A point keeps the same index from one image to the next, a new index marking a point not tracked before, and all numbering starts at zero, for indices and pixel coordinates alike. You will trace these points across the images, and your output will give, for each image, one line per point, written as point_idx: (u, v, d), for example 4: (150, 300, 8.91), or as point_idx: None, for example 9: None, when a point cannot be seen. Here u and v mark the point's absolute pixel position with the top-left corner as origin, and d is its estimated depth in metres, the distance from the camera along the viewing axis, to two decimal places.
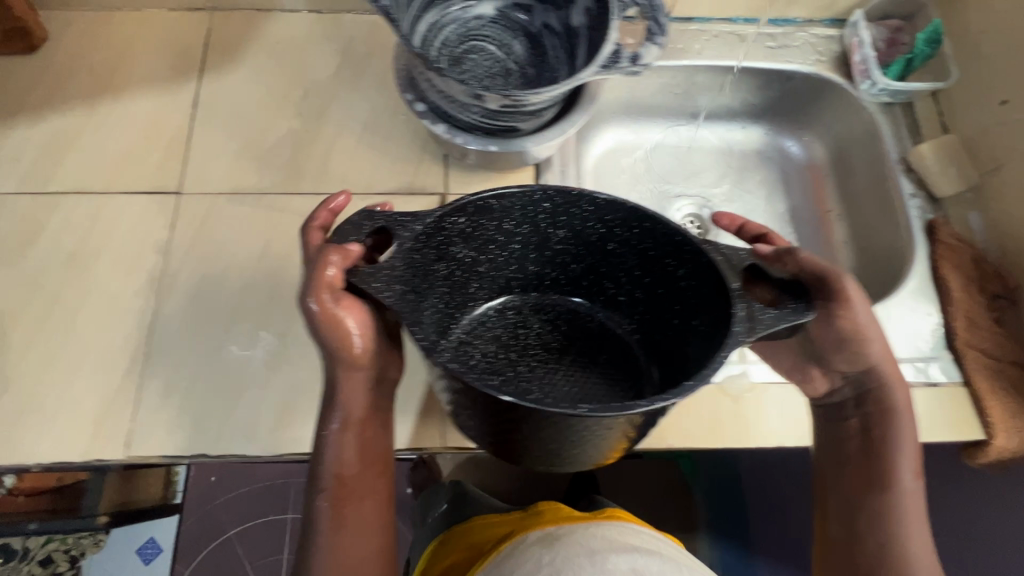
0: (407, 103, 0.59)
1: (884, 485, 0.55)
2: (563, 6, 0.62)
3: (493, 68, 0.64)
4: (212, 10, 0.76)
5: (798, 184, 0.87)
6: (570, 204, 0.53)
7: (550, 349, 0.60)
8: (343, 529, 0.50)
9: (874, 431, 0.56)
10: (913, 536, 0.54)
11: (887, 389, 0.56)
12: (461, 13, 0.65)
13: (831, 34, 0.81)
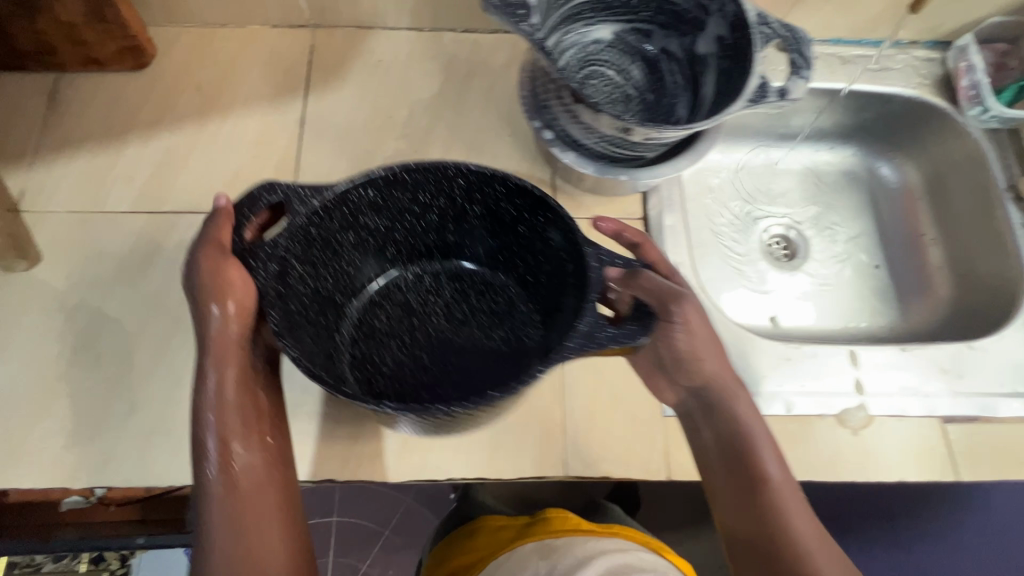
0: (534, 130, 0.59)
1: (761, 479, 0.52)
2: (689, 33, 0.61)
3: (614, 93, 0.64)
4: (314, 27, 0.75)
5: (889, 207, 0.86)
6: (484, 182, 0.54)
7: (453, 319, 0.62)
8: (239, 498, 0.49)
9: (727, 420, 0.54)
10: (802, 525, 0.51)
11: (724, 394, 0.55)
12: (580, 37, 0.64)
13: (933, 56, 0.80)
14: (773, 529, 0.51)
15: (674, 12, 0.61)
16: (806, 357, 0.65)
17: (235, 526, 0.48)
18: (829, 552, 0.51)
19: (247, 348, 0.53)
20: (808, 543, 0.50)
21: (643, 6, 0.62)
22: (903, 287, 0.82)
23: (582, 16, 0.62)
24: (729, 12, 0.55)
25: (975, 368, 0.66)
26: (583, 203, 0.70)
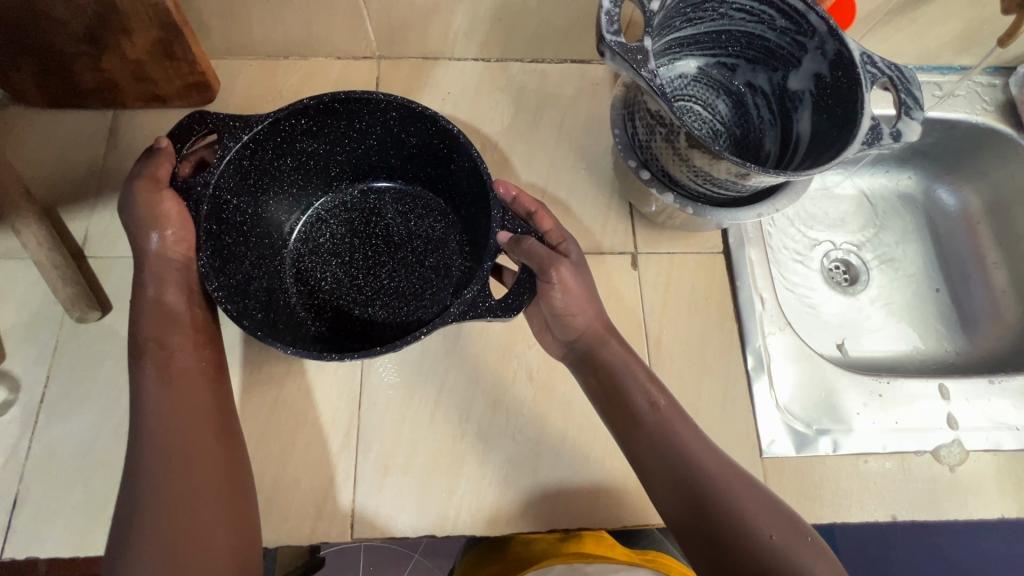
0: (632, 170, 0.58)
1: (644, 412, 0.52)
2: (780, 68, 0.61)
3: (701, 129, 0.63)
4: (379, 58, 0.74)
5: (949, 232, 0.86)
6: (416, 116, 0.56)
7: (390, 242, 0.65)
8: (171, 411, 0.48)
9: (605, 358, 0.54)
10: (698, 448, 0.50)
11: (601, 339, 0.54)
12: (666, 72, 0.63)
13: (995, 82, 0.80)
14: (675, 463, 0.49)
15: (765, 48, 0.60)
16: (898, 392, 0.64)
17: (163, 443, 0.47)
18: (733, 472, 0.50)
19: (188, 272, 0.54)
20: (709, 468, 0.49)
21: (732, 41, 0.61)
22: (964, 307, 0.83)
23: (670, 52, 0.61)
24: (831, 50, 0.54)
25: None
26: (664, 237, 0.69)
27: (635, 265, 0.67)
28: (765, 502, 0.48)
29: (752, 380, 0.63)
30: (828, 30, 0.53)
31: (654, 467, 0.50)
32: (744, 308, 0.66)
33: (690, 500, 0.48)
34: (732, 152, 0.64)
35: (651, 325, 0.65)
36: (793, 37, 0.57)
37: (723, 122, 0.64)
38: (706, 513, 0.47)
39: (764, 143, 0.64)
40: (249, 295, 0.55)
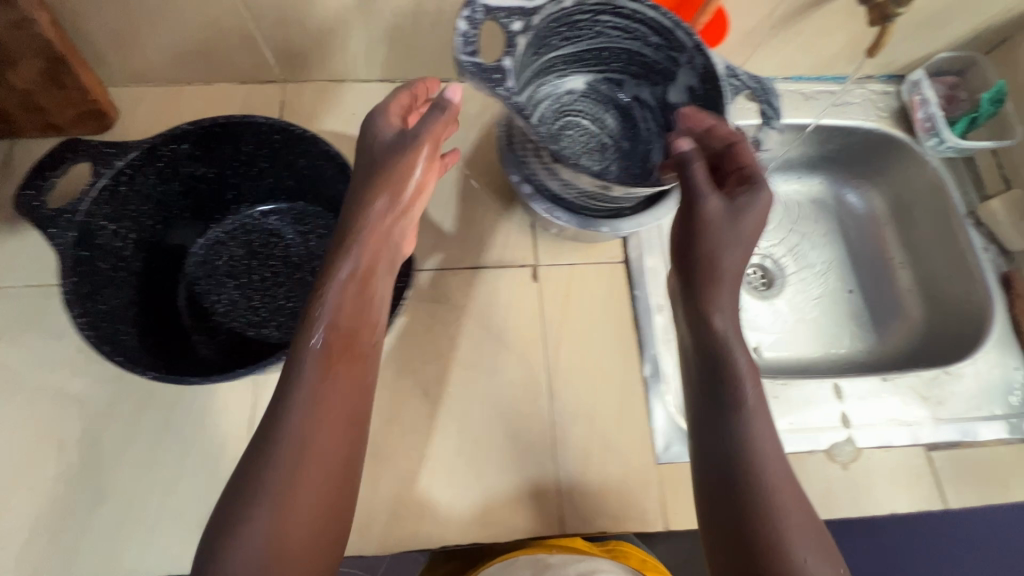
0: (514, 184, 0.60)
1: (732, 398, 0.49)
2: (660, 83, 0.63)
3: (589, 143, 0.65)
4: (284, 82, 0.74)
5: (858, 234, 0.88)
6: (298, 140, 0.57)
7: (290, 262, 0.65)
8: (320, 406, 0.47)
9: (715, 335, 0.51)
10: (769, 457, 0.46)
11: (705, 312, 0.52)
12: (553, 89, 0.65)
13: (888, 90, 0.83)
14: (738, 461, 0.46)
15: (645, 64, 0.62)
16: (792, 397, 0.66)
17: (293, 438, 0.45)
18: (799, 502, 0.45)
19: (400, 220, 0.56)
20: (772, 478, 0.45)
21: (614, 58, 0.63)
22: (878, 310, 0.84)
23: (555, 69, 0.63)
24: (700, 65, 0.56)
25: (952, 391, 0.68)
26: (565, 249, 0.70)
27: (535, 278, 0.68)
28: (819, 547, 0.43)
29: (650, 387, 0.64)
30: (694, 46, 0.56)
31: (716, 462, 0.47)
32: (643, 317, 0.67)
33: (734, 498, 0.45)
34: (621, 163, 0.64)
35: (551, 336, 0.65)
36: (666, 53, 0.59)
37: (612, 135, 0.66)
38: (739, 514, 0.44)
39: (652, 154, 0.65)
40: (126, 321, 0.55)
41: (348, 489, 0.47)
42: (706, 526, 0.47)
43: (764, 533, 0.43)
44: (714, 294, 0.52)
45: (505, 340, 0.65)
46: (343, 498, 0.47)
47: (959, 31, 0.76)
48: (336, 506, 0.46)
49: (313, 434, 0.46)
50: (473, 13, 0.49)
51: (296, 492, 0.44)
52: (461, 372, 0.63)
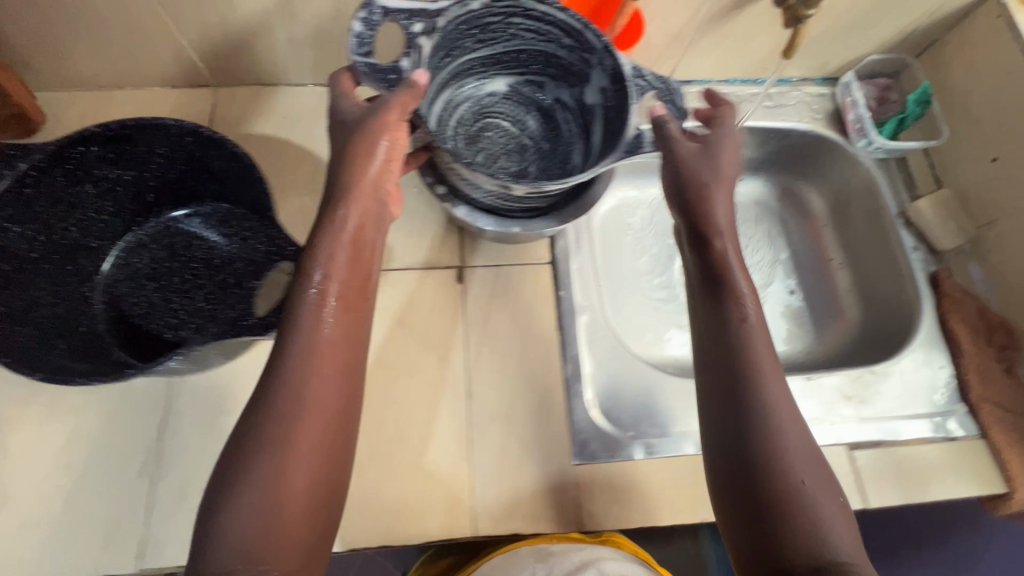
0: (428, 185, 0.61)
1: (731, 323, 0.52)
2: (576, 85, 0.63)
3: (509, 144, 0.66)
4: (216, 86, 0.75)
5: (800, 233, 0.87)
6: (208, 142, 0.57)
7: (212, 264, 0.65)
8: (317, 351, 0.47)
9: (716, 255, 0.55)
10: (768, 379, 0.50)
11: (708, 237, 0.56)
12: (473, 91, 0.66)
13: (824, 92, 0.84)
14: (737, 374, 0.50)
15: (562, 66, 0.62)
16: None
17: (295, 385, 0.46)
18: (799, 423, 0.48)
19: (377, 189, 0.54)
20: (773, 398, 0.49)
21: (532, 60, 0.63)
22: (819, 311, 0.83)
23: (473, 71, 0.64)
24: (609, 66, 0.57)
25: (875, 391, 0.68)
26: (491, 251, 0.70)
27: (459, 279, 0.68)
28: (816, 468, 0.46)
29: (570, 387, 0.64)
30: (602, 48, 0.56)
31: (717, 378, 0.51)
32: (567, 316, 0.67)
33: (739, 415, 0.48)
34: (539, 164, 0.66)
35: (473, 337, 0.65)
36: (579, 55, 0.59)
37: (532, 137, 0.67)
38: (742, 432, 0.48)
39: (572, 155, 0.65)
40: (30, 323, 0.55)
41: (349, 432, 0.48)
42: (710, 442, 0.50)
43: (765, 448, 0.47)
44: (710, 220, 0.56)
45: (426, 341, 0.65)
46: (348, 441, 0.48)
47: (886, 34, 0.76)
48: (343, 448, 0.47)
49: (316, 382, 0.46)
50: (371, 14, 0.50)
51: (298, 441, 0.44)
52: (381, 373, 0.63)
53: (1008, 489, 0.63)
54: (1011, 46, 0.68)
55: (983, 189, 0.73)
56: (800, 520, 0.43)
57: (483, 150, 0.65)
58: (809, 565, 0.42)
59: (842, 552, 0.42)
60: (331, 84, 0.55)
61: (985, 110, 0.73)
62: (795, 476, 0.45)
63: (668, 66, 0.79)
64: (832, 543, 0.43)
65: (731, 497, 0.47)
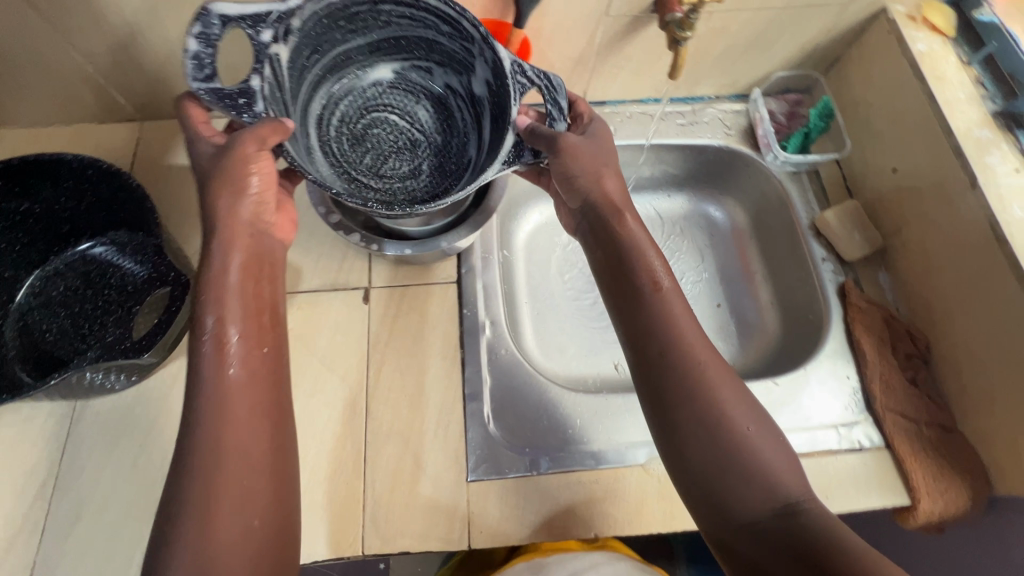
0: (322, 216, 0.62)
1: (641, 293, 0.53)
2: (463, 71, 0.62)
3: (398, 141, 0.63)
4: (142, 121, 0.78)
5: (723, 247, 0.87)
6: (109, 175, 0.61)
7: (124, 292, 0.66)
8: (225, 397, 0.47)
9: (624, 229, 0.55)
10: (690, 340, 0.51)
11: (612, 211, 0.56)
12: (356, 82, 0.64)
13: (737, 108, 0.86)
14: (660, 346, 0.51)
15: (445, 52, 0.61)
16: (618, 407, 0.66)
17: (215, 425, 0.46)
18: (735, 386, 0.50)
19: (258, 237, 0.54)
20: (703, 364, 0.50)
21: (413, 46, 0.62)
22: (744, 324, 0.82)
23: (352, 60, 0.62)
24: (490, 57, 0.57)
25: (780, 404, 0.68)
26: (397, 272, 0.71)
27: (365, 300, 0.69)
28: (749, 409, 0.50)
29: (468, 405, 0.65)
30: (481, 37, 0.56)
31: (642, 354, 0.52)
32: (469, 334, 0.68)
33: (672, 391, 0.50)
34: (432, 160, 0.63)
35: (374, 356, 0.67)
36: (460, 42, 0.59)
37: (424, 130, 0.65)
38: (687, 416, 0.49)
39: (468, 149, 0.63)
40: None
41: (285, 447, 0.50)
42: (656, 433, 0.51)
43: (711, 422, 0.48)
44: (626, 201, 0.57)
45: (328, 362, 0.66)
46: (286, 450, 0.50)
47: (787, 51, 0.78)
48: (283, 461, 0.49)
49: (238, 415, 0.47)
50: (207, 28, 0.50)
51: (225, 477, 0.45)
52: None
53: (913, 500, 0.61)
54: (900, 59, 0.70)
55: (888, 200, 0.73)
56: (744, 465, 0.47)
57: (370, 148, 0.63)
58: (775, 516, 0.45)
59: (793, 492, 0.46)
60: (182, 119, 0.55)
61: (884, 122, 0.73)
62: (741, 438, 0.48)
63: (578, 88, 0.81)
64: (784, 490, 0.46)
65: (689, 479, 0.49)
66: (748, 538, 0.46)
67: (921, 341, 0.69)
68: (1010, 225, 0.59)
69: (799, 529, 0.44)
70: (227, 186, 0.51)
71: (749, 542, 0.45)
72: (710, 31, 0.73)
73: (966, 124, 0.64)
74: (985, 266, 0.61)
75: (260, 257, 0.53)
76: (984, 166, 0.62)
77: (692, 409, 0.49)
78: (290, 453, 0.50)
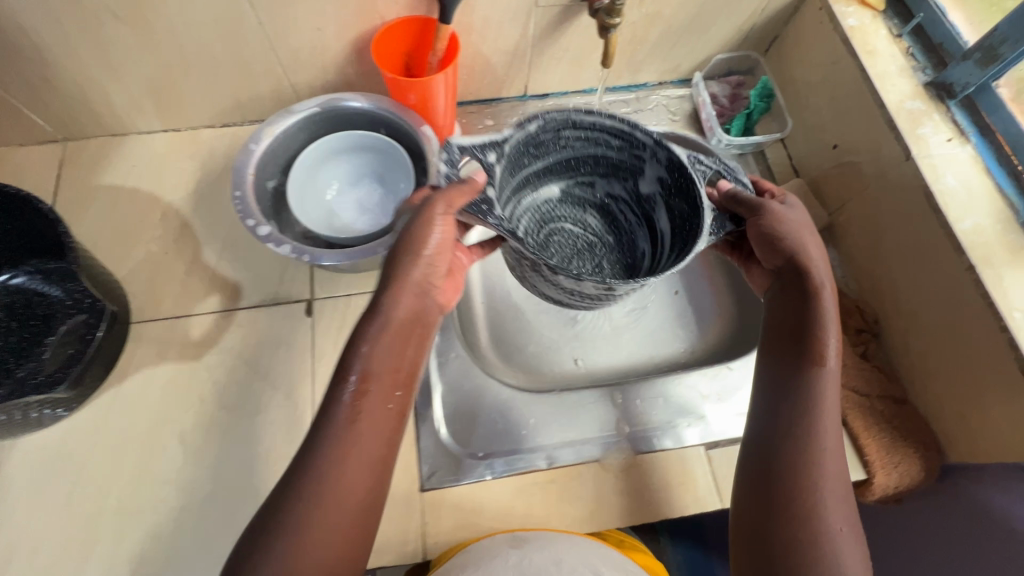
0: (250, 229, 0.59)
1: (811, 362, 0.49)
2: (628, 179, 0.65)
3: (579, 246, 0.68)
4: (65, 141, 0.75)
5: None
6: (19, 203, 0.57)
7: (41, 322, 0.63)
8: (347, 444, 0.43)
9: (814, 297, 0.52)
10: (829, 425, 0.48)
11: (812, 274, 0.53)
12: (533, 200, 0.66)
13: (682, 93, 0.85)
14: (801, 419, 0.48)
15: (613, 164, 0.64)
16: (570, 402, 0.65)
17: (333, 471, 0.42)
18: (846, 479, 0.46)
19: (422, 297, 0.51)
20: (831, 455, 0.46)
21: (581, 163, 0.64)
22: (697, 312, 0.83)
23: (531, 183, 0.64)
24: (663, 157, 0.58)
25: (736, 390, 0.67)
26: (341, 282, 0.70)
27: (307, 312, 0.67)
28: (852, 520, 0.45)
29: (419, 413, 0.63)
30: (655, 142, 0.57)
31: (777, 416, 0.49)
32: None
33: (788, 466, 0.46)
34: (612, 259, 0.69)
35: (320, 370, 0.65)
36: (632, 152, 0.61)
37: (597, 234, 0.69)
38: (787, 481, 0.45)
39: (638, 243, 0.68)
40: None
41: (376, 502, 0.44)
42: (742, 496, 0.48)
43: (801, 496, 0.45)
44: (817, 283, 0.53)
45: (272, 380, 0.64)
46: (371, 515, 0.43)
47: (725, 33, 0.78)
48: (367, 529, 0.43)
49: (350, 467, 0.43)
50: (450, 155, 0.51)
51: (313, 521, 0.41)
52: (219, 418, 0.62)
53: (868, 474, 0.61)
54: (832, 36, 0.70)
55: (831, 177, 0.73)
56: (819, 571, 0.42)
57: (557, 255, 0.66)
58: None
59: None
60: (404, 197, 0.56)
61: (821, 100, 0.73)
62: (829, 529, 0.43)
63: (518, 82, 0.80)
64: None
65: (751, 540, 0.46)
66: None
67: (869, 314, 0.68)
68: (943, 195, 0.59)
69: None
70: (421, 241, 0.50)
71: None
72: (644, 18, 0.73)
73: (898, 96, 0.65)
74: (922, 234, 0.61)
75: (421, 315, 0.50)
76: (917, 137, 0.62)
77: (795, 492, 0.45)
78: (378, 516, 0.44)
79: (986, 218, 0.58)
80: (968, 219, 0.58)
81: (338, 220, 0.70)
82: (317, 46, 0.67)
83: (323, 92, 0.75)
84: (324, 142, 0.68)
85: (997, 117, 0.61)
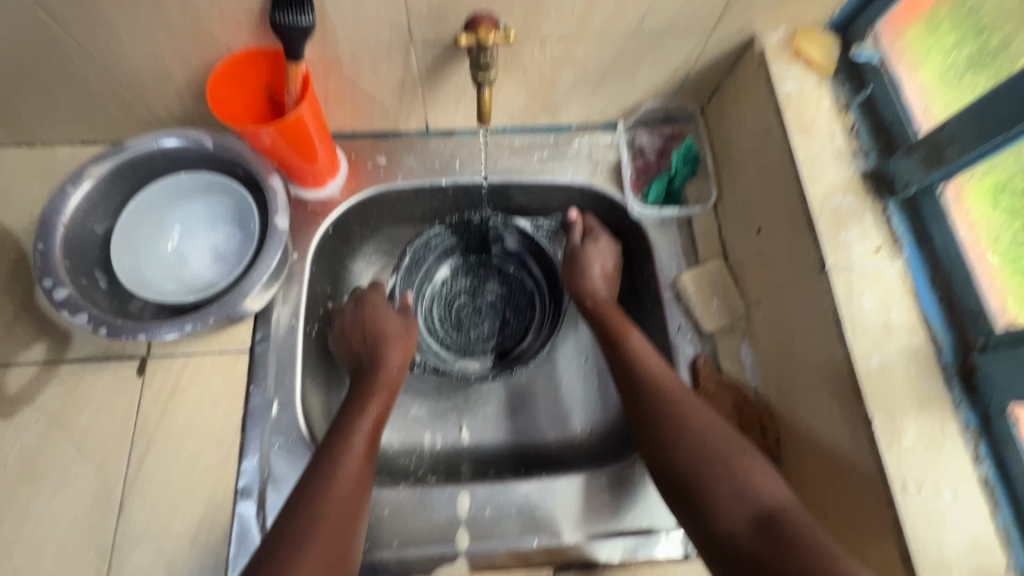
0: (45, 290, 0.53)
1: (614, 338, 0.61)
2: (497, 241, 0.76)
3: (485, 311, 0.75)
4: None
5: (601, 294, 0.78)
6: None
7: None
8: (336, 470, 0.50)
9: (591, 307, 0.66)
10: (654, 368, 0.58)
11: (587, 298, 0.67)
12: (431, 289, 0.76)
13: (608, 140, 0.73)
14: (632, 387, 0.57)
15: (478, 238, 0.75)
16: (412, 504, 0.59)
17: (330, 488, 0.49)
18: (706, 412, 0.54)
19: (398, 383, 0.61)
20: (671, 393, 0.55)
21: (464, 241, 0.75)
22: (601, 388, 0.74)
23: (422, 284, 0.74)
24: (516, 226, 0.72)
25: (602, 504, 0.59)
26: (182, 341, 0.63)
27: (137, 373, 0.61)
28: (717, 426, 0.52)
29: (239, 501, 0.57)
30: (505, 217, 0.71)
31: (636, 414, 0.56)
32: (252, 417, 0.60)
33: (654, 427, 0.54)
34: (514, 308, 0.75)
35: (141, 441, 0.59)
36: (489, 225, 0.73)
37: (493, 291, 0.76)
38: (659, 445, 0.53)
39: (525, 282, 0.76)
40: None
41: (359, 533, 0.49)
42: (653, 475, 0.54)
43: (679, 446, 0.52)
44: (593, 298, 0.67)
45: (90, 446, 0.58)
46: (351, 551, 0.48)
47: (656, 81, 0.66)
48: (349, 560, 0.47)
49: (344, 502, 0.49)
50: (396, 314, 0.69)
51: (314, 541, 0.45)
52: (23, 486, 0.57)
53: None
54: (767, 100, 0.59)
55: (751, 263, 0.63)
56: (718, 491, 0.48)
57: (473, 330, 0.74)
58: (756, 542, 0.45)
59: (772, 501, 0.47)
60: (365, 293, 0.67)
61: (750, 172, 0.63)
62: (706, 449, 0.51)
63: (415, 118, 0.70)
64: (762, 500, 0.47)
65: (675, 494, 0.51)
66: (733, 560, 0.46)
67: (770, 434, 0.59)
68: (853, 321, 0.49)
69: (775, 547, 0.44)
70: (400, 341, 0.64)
71: (732, 561, 0.46)
72: (552, 61, 0.61)
73: (826, 189, 0.54)
74: (825, 362, 0.51)
75: (397, 385, 0.61)
76: (838, 243, 0.52)
77: (665, 450, 0.52)
78: (355, 556, 0.48)
79: (899, 355, 0.48)
80: (878, 355, 0.48)
81: (185, 271, 0.61)
82: (158, 73, 0.58)
83: (184, 118, 0.66)
84: (158, 187, 0.61)
85: (938, 230, 0.50)
